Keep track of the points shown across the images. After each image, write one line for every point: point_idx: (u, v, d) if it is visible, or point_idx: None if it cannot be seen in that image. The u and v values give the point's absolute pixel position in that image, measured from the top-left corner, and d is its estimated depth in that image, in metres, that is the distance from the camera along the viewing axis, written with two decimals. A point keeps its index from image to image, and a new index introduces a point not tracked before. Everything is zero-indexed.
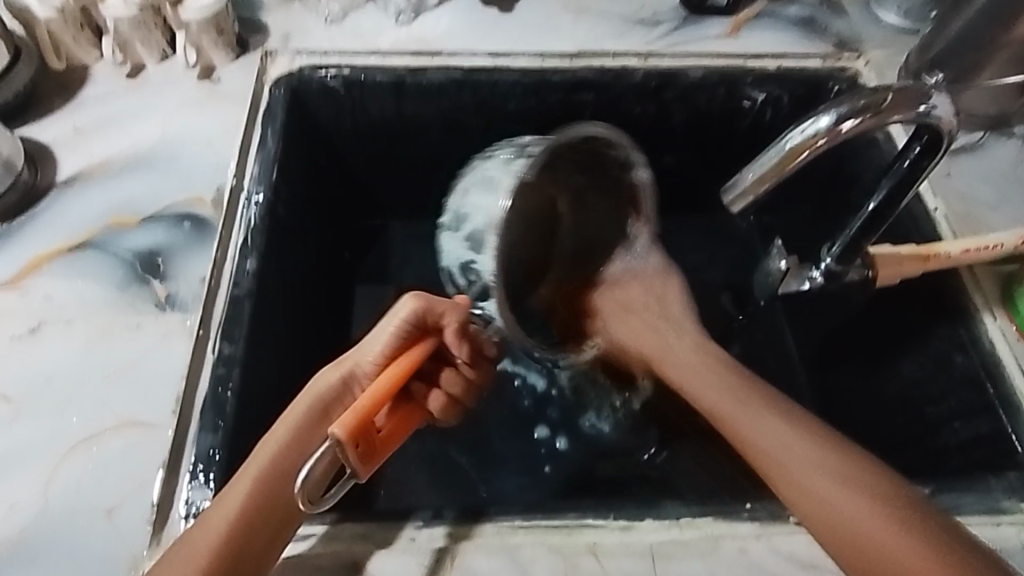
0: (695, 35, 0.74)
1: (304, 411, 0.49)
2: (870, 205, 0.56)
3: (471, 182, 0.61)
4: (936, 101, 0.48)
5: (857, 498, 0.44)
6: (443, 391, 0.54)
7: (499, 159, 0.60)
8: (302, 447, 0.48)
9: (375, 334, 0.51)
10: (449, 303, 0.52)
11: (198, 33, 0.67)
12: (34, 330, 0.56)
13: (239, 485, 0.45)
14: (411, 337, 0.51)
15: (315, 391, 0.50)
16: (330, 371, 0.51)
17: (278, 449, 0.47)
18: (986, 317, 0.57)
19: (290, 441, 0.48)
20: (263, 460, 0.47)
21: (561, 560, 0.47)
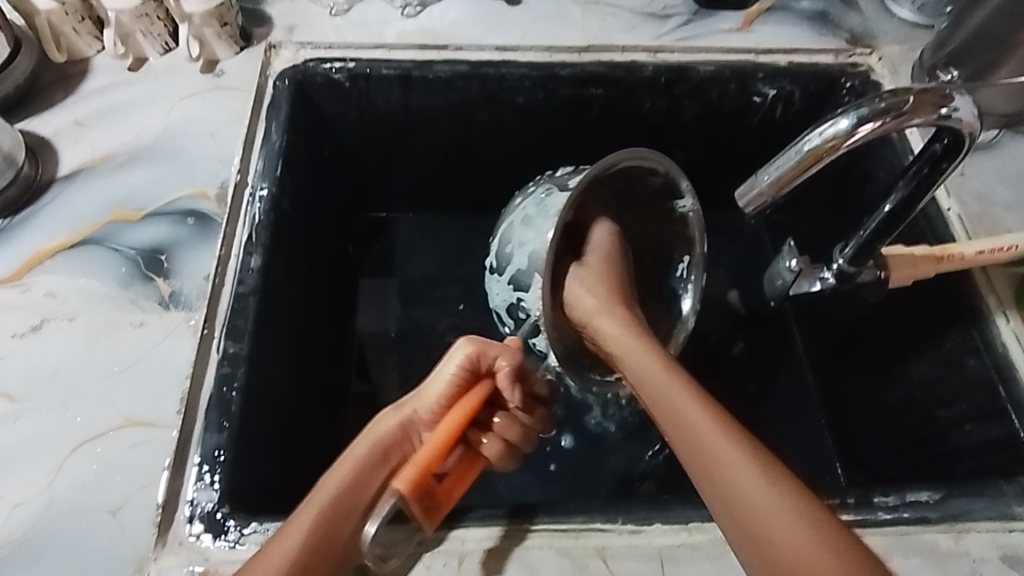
0: (706, 29, 0.72)
1: (363, 454, 0.47)
2: (886, 206, 0.55)
3: (513, 223, 0.64)
4: (958, 103, 0.47)
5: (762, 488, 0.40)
6: (501, 438, 0.52)
7: (534, 197, 0.64)
8: (362, 491, 0.45)
9: (432, 380, 0.52)
10: (501, 347, 0.52)
11: (201, 25, 0.66)
12: (37, 327, 0.56)
13: (296, 523, 0.43)
14: (466, 382, 0.51)
15: (374, 433, 0.48)
16: (388, 415, 0.50)
17: (337, 494, 0.44)
18: (999, 319, 0.56)
19: (353, 484, 0.45)
20: (322, 501, 0.44)
21: (570, 563, 0.47)
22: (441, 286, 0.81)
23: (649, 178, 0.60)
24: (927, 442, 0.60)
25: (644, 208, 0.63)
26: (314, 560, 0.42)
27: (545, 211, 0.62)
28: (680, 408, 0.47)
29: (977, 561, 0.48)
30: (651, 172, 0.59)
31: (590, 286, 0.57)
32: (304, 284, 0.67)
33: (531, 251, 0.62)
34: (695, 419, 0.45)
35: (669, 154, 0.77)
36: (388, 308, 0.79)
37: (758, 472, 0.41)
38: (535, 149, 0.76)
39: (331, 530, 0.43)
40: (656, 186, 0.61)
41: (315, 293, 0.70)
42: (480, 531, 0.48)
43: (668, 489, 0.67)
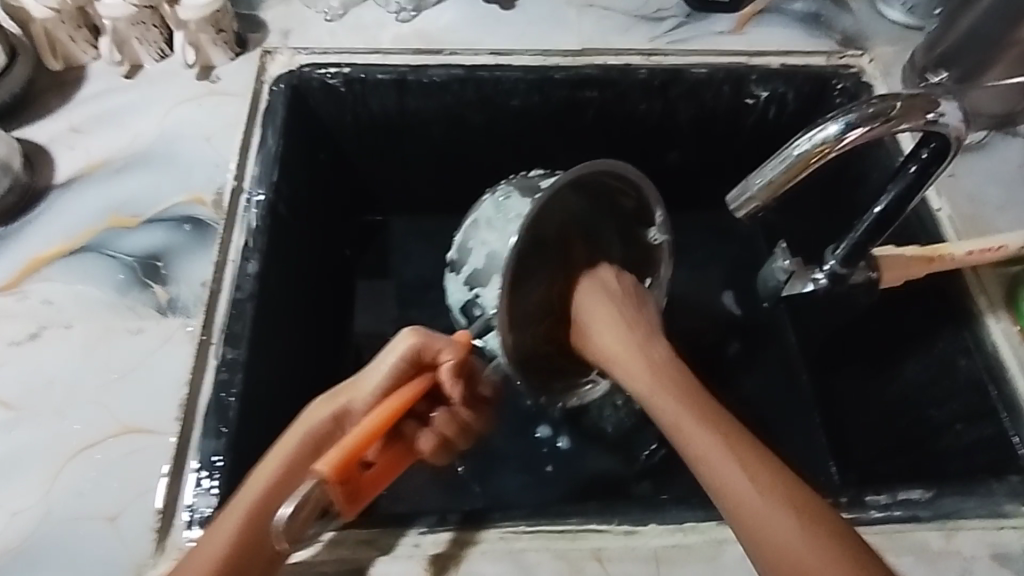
0: (700, 31, 0.73)
1: (296, 444, 0.47)
2: (877, 208, 0.55)
3: (476, 222, 0.65)
4: (945, 109, 0.48)
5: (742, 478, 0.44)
6: (436, 433, 0.53)
7: (493, 199, 0.64)
8: (291, 482, 0.46)
9: (371, 370, 0.51)
10: (447, 342, 0.52)
11: (196, 31, 0.66)
12: (35, 335, 0.56)
13: (231, 512, 0.44)
14: (403, 374, 0.51)
15: (308, 424, 0.48)
16: (322, 404, 0.50)
17: (267, 485, 0.45)
18: (989, 319, 0.57)
19: (282, 476, 0.46)
20: (254, 492, 0.45)
21: (566, 564, 0.48)
22: (438, 289, 0.81)
23: (621, 199, 0.62)
24: (919, 441, 0.61)
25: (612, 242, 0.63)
26: (248, 545, 0.43)
27: (505, 214, 0.63)
28: (707, 450, 0.46)
29: (968, 560, 0.49)
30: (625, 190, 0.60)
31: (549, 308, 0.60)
32: (301, 290, 0.67)
33: (491, 252, 0.63)
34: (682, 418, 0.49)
35: (664, 156, 0.77)
36: (385, 310, 0.79)
37: (796, 519, 0.41)
38: (531, 153, 0.76)
39: (261, 518, 0.44)
40: (627, 207, 0.63)
41: (312, 298, 0.70)
42: (477, 534, 0.48)
43: (664, 488, 0.68)
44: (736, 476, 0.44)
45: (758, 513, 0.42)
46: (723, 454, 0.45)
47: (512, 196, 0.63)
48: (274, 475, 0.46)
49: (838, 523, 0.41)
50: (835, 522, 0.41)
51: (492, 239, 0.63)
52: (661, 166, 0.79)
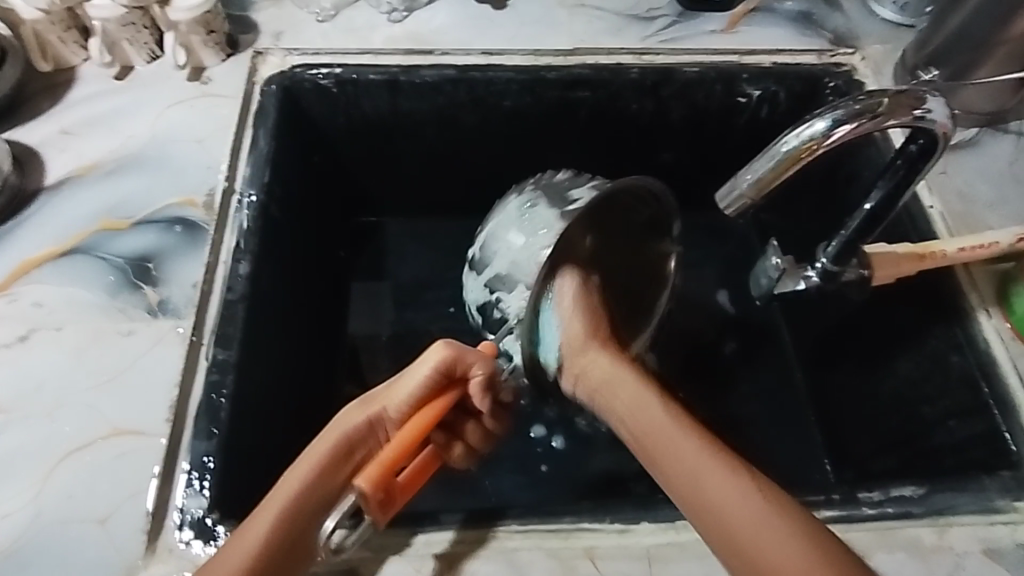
0: (691, 30, 0.73)
1: (326, 453, 0.47)
2: (866, 205, 0.55)
3: (498, 225, 0.65)
4: (931, 105, 0.48)
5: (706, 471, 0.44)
6: (464, 443, 0.53)
7: (515, 204, 0.64)
8: (323, 490, 0.46)
9: (404, 379, 0.51)
10: (477, 353, 0.52)
11: (187, 32, 0.66)
12: (25, 337, 0.56)
13: (261, 519, 0.44)
14: (438, 384, 0.50)
15: (341, 430, 0.48)
16: (355, 411, 0.49)
17: (297, 491, 0.45)
18: (981, 317, 0.57)
19: (312, 485, 0.46)
20: (285, 499, 0.45)
21: (559, 563, 0.47)
22: (433, 289, 0.81)
23: (639, 213, 0.59)
24: (912, 437, 0.61)
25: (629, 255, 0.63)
26: (275, 554, 0.43)
27: (533, 221, 0.62)
28: (671, 445, 0.46)
29: (960, 556, 0.49)
30: (647, 201, 0.58)
31: (569, 316, 0.56)
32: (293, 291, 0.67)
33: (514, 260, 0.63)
34: (651, 419, 0.49)
35: (657, 155, 0.78)
36: (379, 310, 0.79)
37: (762, 505, 0.41)
38: (524, 153, 0.76)
39: (293, 525, 0.44)
40: (645, 217, 0.60)
41: (305, 300, 0.70)
42: (470, 533, 0.48)
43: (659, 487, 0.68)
44: (712, 482, 0.43)
45: (720, 504, 0.42)
46: (686, 447, 0.45)
47: (538, 204, 0.63)
48: (302, 485, 0.45)
49: (819, 528, 0.41)
50: (813, 527, 0.40)
51: (517, 246, 0.63)
52: (654, 166, 0.79)
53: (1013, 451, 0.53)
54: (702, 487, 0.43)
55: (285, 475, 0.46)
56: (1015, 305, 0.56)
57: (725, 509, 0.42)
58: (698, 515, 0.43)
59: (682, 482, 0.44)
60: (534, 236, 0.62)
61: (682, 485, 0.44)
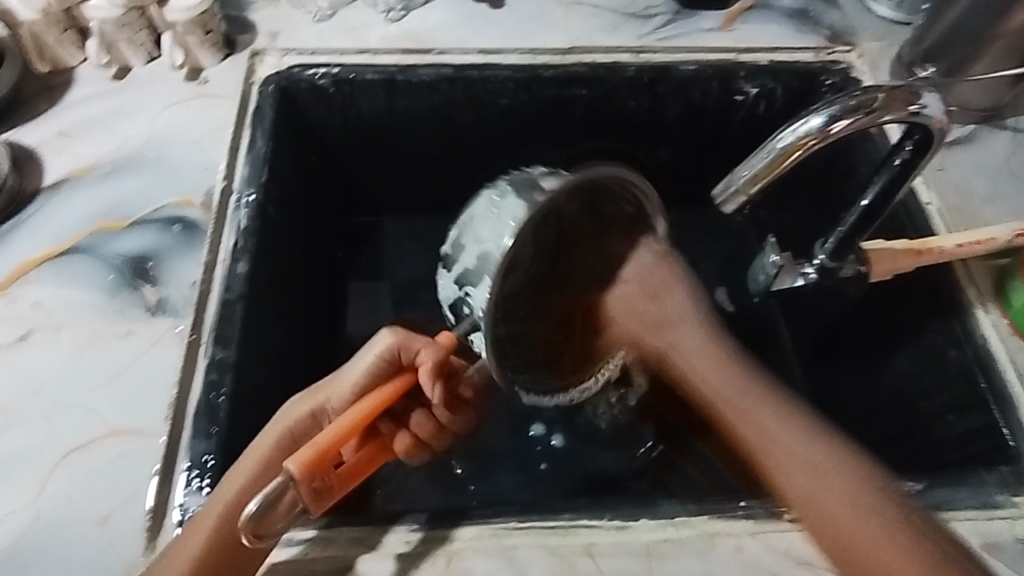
0: (688, 28, 0.73)
1: (270, 446, 0.48)
2: (864, 201, 0.55)
3: (469, 215, 0.59)
4: (927, 100, 0.48)
5: (830, 485, 0.45)
6: (412, 433, 0.54)
7: (488, 196, 0.56)
8: (267, 480, 0.46)
9: (352, 365, 0.51)
10: (427, 340, 0.51)
11: (184, 33, 0.67)
12: (24, 338, 0.56)
13: (209, 511, 0.45)
14: (380, 374, 0.51)
15: (286, 423, 0.50)
16: (302, 403, 0.51)
17: (243, 483, 0.46)
18: (979, 312, 0.58)
19: (257, 475, 0.46)
20: (232, 489, 0.46)
21: (558, 561, 0.47)
22: (432, 289, 0.81)
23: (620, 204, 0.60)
24: (911, 433, 0.61)
25: (589, 247, 0.64)
26: (220, 548, 0.45)
27: (501, 217, 0.55)
28: (783, 458, 0.48)
29: None
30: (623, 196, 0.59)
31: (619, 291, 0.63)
32: (292, 291, 0.67)
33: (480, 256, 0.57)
34: (763, 432, 0.50)
35: (655, 153, 0.78)
36: (378, 309, 0.79)
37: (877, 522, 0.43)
38: (522, 151, 0.76)
39: (232, 516, 0.45)
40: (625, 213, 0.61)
41: (304, 299, 0.70)
42: (468, 531, 0.48)
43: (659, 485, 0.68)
44: (829, 495, 0.45)
45: (846, 523, 0.44)
46: (795, 457, 0.48)
47: (507, 194, 0.55)
48: (246, 479, 0.46)
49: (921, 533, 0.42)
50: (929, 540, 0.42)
51: (486, 238, 0.56)
52: (652, 163, 0.79)
53: (1011, 446, 0.53)
54: (805, 474, 0.47)
55: (234, 467, 0.47)
56: (1011, 300, 0.57)
57: (830, 518, 0.44)
58: (818, 528, 0.45)
59: (798, 496, 0.46)
60: (504, 230, 0.54)
61: (815, 502, 0.45)
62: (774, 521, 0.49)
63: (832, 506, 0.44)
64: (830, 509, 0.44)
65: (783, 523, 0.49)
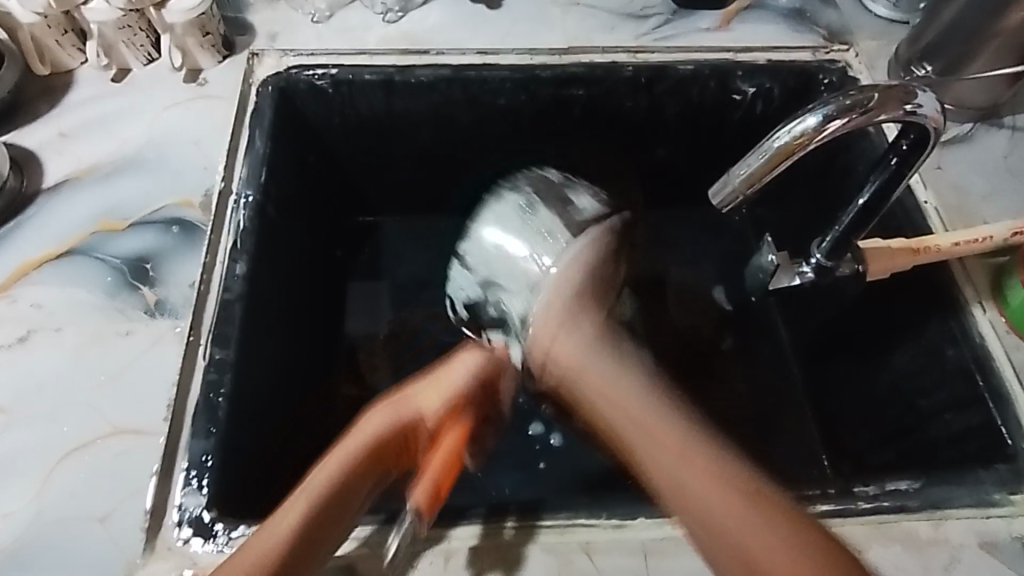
0: (685, 28, 0.73)
1: (356, 459, 0.45)
2: (859, 200, 0.56)
3: (495, 223, 0.57)
4: (923, 99, 0.48)
5: (699, 469, 0.41)
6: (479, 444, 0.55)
7: (511, 201, 0.56)
8: (354, 494, 0.45)
9: (442, 381, 0.51)
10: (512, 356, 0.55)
11: (183, 34, 0.67)
12: (25, 338, 0.56)
13: (282, 519, 0.42)
14: (478, 388, 0.52)
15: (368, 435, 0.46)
16: (385, 416, 0.48)
17: (326, 497, 0.43)
18: (976, 310, 0.58)
19: (343, 492, 0.44)
20: (308, 502, 0.43)
21: (556, 560, 0.48)
22: (431, 289, 0.81)
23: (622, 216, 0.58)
24: (909, 430, 0.62)
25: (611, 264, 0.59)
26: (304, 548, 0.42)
27: (529, 227, 0.54)
28: (648, 429, 0.43)
29: (956, 548, 0.49)
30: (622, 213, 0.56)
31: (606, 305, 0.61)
32: (291, 292, 0.67)
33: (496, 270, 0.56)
34: (624, 405, 0.45)
35: (653, 153, 0.78)
36: (378, 309, 0.80)
37: (753, 511, 0.39)
38: (520, 150, 0.77)
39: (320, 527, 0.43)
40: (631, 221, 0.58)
41: (303, 300, 0.71)
42: (466, 529, 0.48)
43: None
44: (691, 476, 0.41)
45: (725, 522, 0.39)
46: (669, 440, 0.43)
47: (540, 209, 0.54)
48: (329, 488, 0.43)
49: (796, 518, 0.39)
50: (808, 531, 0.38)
51: (514, 254, 0.54)
52: (650, 163, 0.79)
53: (1009, 444, 0.53)
54: (706, 487, 0.40)
55: (310, 474, 0.44)
56: (1009, 298, 0.57)
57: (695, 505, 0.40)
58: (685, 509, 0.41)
59: (667, 478, 0.42)
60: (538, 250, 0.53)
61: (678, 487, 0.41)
62: None
63: (694, 491, 0.41)
64: (702, 497, 0.40)
65: None
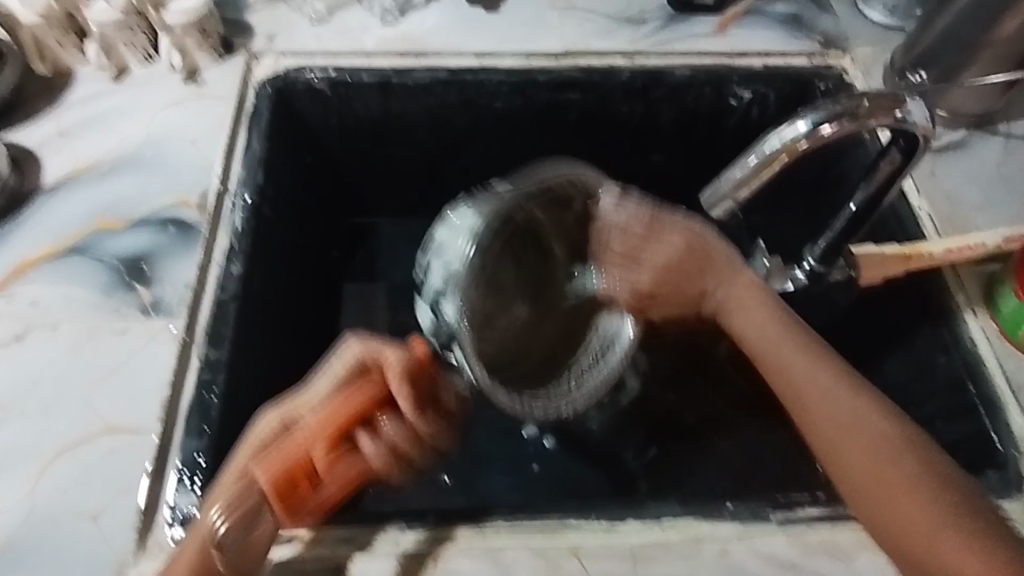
0: (682, 33, 0.74)
1: (245, 458, 0.47)
2: (851, 206, 0.56)
3: (437, 241, 0.66)
4: (912, 107, 0.48)
5: (886, 453, 0.48)
6: (389, 444, 0.51)
7: (445, 223, 0.67)
8: (246, 492, 0.46)
9: (322, 378, 0.52)
10: (391, 346, 0.52)
11: (182, 35, 0.68)
12: (20, 336, 0.56)
13: (189, 541, 0.45)
14: (350, 382, 0.51)
15: (258, 435, 0.49)
16: (271, 417, 0.50)
17: (219, 501, 0.46)
18: (968, 316, 0.58)
19: (234, 491, 0.46)
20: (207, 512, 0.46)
21: (544, 561, 0.48)
22: None
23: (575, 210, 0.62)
24: None
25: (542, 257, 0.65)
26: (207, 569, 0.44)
27: (456, 231, 0.64)
28: (841, 407, 0.50)
29: None
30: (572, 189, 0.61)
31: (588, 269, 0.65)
32: (286, 292, 0.68)
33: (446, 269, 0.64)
34: (818, 379, 0.52)
35: (649, 157, 0.78)
36: (374, 311, 0.80)
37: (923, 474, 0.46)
38: (517, 154, 0.77)
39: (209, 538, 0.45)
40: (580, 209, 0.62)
41: (298, 300, 0.71)
42: (457, 531, 0.49)
43: (663, 486, 0.67)
44: (882, 460, 0.47)
45: (913, 512, 0.45)
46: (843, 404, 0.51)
47: (462, 214, 0.64)
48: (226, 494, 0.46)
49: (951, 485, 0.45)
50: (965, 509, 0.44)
51: (449, 256, 0.63)
52: (646, 167, 0.79)
53: (999, 451, 0.53)
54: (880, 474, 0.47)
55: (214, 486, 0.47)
56: (1001, 306, 0.57)
57: (890, 480, 0.46)
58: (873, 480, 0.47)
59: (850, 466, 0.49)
60: (460, 241, 0.63)
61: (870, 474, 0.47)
62: (760, 523, 0.49)
63: (883, 469, 0.47)
64: (907, 476, 0.46)
65: (769, 526, 0.49)
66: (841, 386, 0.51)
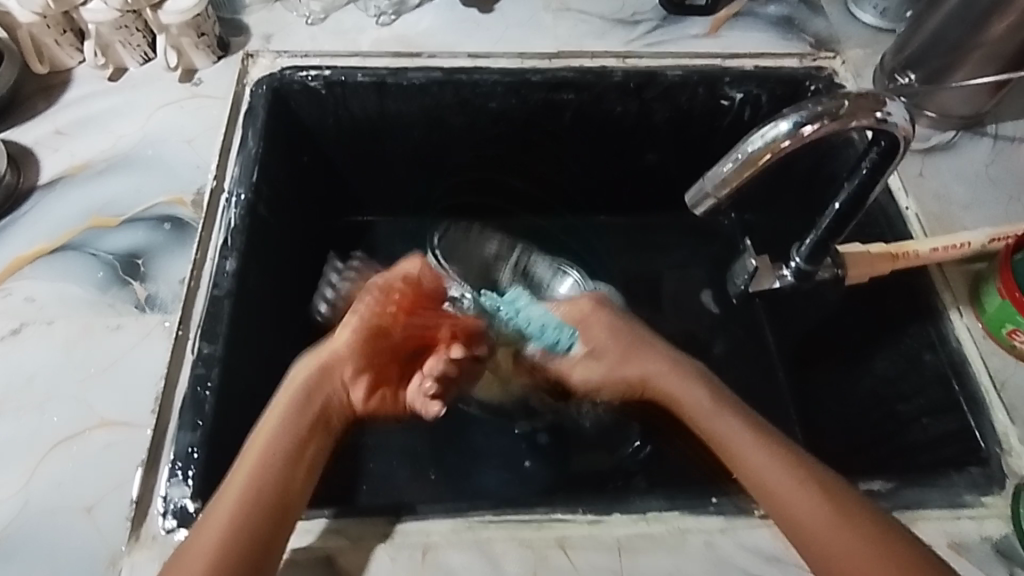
0: (675, 34, 0.74)
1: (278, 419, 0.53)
2: (836, 204, 0.57)
3: None
4: (892, 108, 0.49)
5: (827, 518, 0.47)
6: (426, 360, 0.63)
7: None
8: (273, 451, 0.51)
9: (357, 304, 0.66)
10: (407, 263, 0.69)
11: (178, 35, 0.67)
12: (17, 331, 0.57)
13: (216, 510, 0.46)
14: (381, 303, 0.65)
15: (297, 383, 0.56)
16: (309, 364, 0.58)
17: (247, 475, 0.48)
18: (953, 315, 0.59)
19: (266, 454, 0.50)
20: (234, 487, 0.48)
21: (532, 554, 0.49)
22: None
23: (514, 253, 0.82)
24: (888, 435, 0.62)
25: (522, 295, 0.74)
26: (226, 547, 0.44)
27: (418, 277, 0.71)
28: (778, 482, 0.49)
29: None
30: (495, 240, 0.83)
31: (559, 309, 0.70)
32: (281, 290, 0.69)
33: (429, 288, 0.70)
34: (763, 464, 0.51)
35: (642, 157, 0.79)
36: None
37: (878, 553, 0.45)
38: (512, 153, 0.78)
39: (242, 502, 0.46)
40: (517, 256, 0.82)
41: (293, 298, 0.72)
42: (446, 523, 0.49)
43: (658, 481, 0.68)
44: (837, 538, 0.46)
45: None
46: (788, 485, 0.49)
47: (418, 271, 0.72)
48: (254, 465, 0.49)
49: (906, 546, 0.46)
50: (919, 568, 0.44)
51: None
52: (639, 167, 0.80)
53: (983, 448, 0.54)
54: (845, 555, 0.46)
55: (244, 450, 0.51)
56: (986, 305, 0.57)
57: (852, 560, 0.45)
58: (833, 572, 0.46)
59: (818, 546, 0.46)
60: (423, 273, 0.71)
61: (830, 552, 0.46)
62: (745, 517, 0.50)
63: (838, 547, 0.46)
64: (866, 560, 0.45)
65: (753, 520, 0.50)
66: (782, 470, 0.50)
